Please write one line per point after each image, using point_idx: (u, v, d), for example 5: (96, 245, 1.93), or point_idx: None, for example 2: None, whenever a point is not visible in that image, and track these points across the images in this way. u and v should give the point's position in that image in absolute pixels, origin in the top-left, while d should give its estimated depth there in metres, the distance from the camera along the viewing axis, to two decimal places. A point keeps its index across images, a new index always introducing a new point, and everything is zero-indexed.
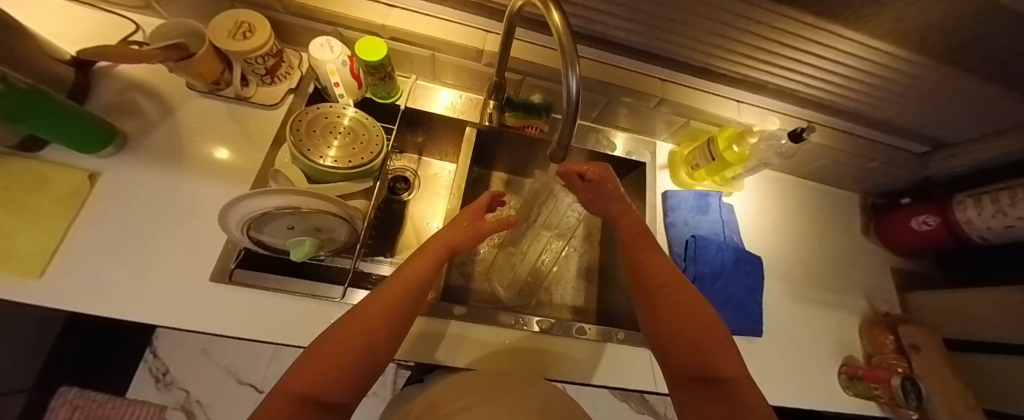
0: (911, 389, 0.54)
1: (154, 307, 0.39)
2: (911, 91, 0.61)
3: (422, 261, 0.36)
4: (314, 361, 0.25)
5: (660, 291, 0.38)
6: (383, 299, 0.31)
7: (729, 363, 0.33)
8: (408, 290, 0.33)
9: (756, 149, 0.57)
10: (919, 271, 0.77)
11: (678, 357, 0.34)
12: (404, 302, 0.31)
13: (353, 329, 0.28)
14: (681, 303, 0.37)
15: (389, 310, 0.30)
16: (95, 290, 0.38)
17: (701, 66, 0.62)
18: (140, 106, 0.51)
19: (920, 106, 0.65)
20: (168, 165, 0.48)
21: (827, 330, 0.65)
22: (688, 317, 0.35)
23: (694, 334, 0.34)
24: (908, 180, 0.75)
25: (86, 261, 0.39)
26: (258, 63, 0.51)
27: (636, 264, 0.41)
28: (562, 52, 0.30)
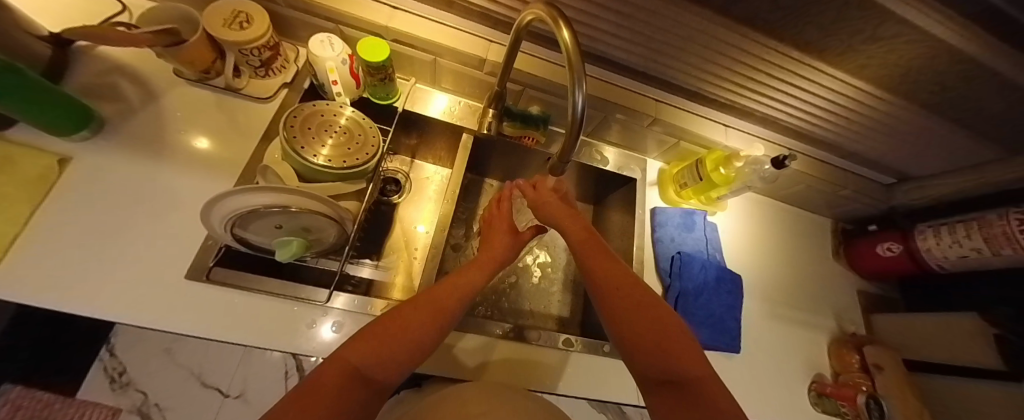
0: (875, 407, 0.57)
1: (118, 303, 0.36)
2: (878, 125, 0.66)
3: (453, 291, 0.39)
4: (367, 343, 0.30)
5: (615, 291, 0.39)
6: (431, 303, 0.36)
7: (687, 361, 0.33)
8: (451, 301, 0.37)
9: (742, 172, 0.60)
10: (883, 295, 0.82)
11: (643, 360, 0.35)
12: (447, 313, 0.36)
13: (401, 325, 0.32)
14: (636, 302, 0.38)
15: (434, 314, 0.35)
16: (54, 282, 0.35)
17: (693, 90, 0.65)
18: (122, 91, 0.49)
19: (887, 138, 0.70)
20: (147, 153, 0.46)
21: (799, 349, 0.68)
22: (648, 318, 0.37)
23: (655, 333, 0.35)
24: (876, 208, 0.81)
25: (44, 250, 0.36)
26: (254, 55, 0.50)
27: (591, 271, 0.42)
28: (572, 70, 0.32)
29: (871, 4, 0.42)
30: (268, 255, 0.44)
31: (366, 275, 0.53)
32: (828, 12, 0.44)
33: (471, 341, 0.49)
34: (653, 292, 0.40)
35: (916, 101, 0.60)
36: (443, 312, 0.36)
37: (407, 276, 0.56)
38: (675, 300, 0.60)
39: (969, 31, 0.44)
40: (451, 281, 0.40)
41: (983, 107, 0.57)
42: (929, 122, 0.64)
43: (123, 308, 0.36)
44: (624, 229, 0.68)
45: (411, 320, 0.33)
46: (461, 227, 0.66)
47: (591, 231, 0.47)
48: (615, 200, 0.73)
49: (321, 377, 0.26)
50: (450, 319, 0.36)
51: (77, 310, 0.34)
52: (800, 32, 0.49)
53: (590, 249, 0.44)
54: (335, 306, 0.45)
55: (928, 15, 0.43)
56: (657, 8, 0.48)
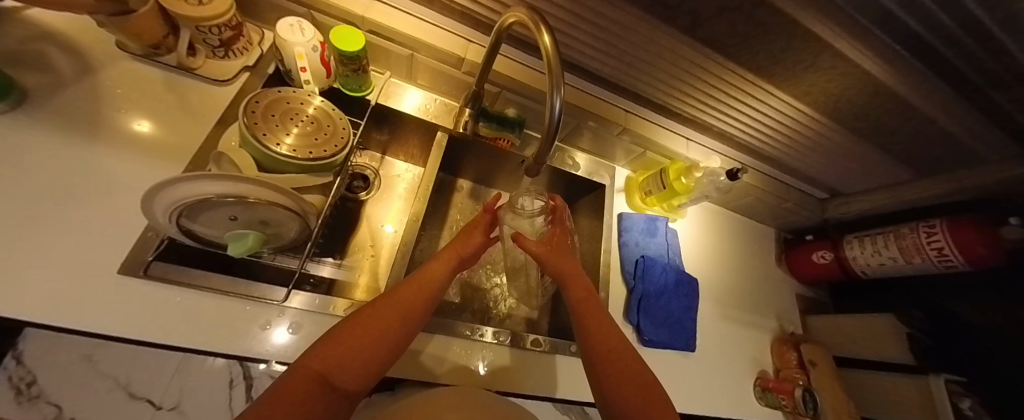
0: (809, 399, 0.64)
1: (29, 298, 0.31)
2: (815, 145, 0.74)
3: (422, 283, 0.39)
4: (331, 348, 0.29)
5: (603, 341, 0.42)
6: (398, 302, 0.36)
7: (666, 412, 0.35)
8: (416, 297, 0.37)
9: (700, 183, 0.64)
10: (817, 299, 0.90)
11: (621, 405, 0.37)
12: (414, 311, 0.36)
13: (366, 328, 0.32)
14: (622, 354, 0.41)
15: (398, 312, 0.35)
16: None
17: (659, 103, 0.68)
18: (52, 60, 0.43)
19: (822, 158, 0.78)
20: (79, 131, 0.41)
21: (747, 348, 0.73)
22: (630, 371, 0.39)
23: (634, 383, 0.37)
24: (812, 221, 0.90)
25: None
26: (212, 33, 0.46)
27: (583, 322, 0.44)
28: (551, 77, 0.33)
29: (810, 35, 0.48)
30: (217, 248, 0.41)
31: (326, 275, 0.51)
32: (776, 40, 0.50)
33: (440, 345, 0.48)
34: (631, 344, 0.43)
35: (847, 126, 0.68)
36: (409, 311, 0.35)
37: (372, 277, 0.54)
38: (639, 301, 0.63)
39: (887, 66, 0.52)
40: (418, 279, 0.39)
41: (897, 134, 0.67)
42: (855, 146, 0.73)
43: (35, 303, 0.31)
44: (593, 234, 0.69)
45: (381, 323, 0.33)
46: (431, 228, 0.65)
47: (591, 287, 0.48)
48: (585, 205, 0.75)
49: (288, 384, 0.25)
50: (417, 318, 0.36)
51: None
52: (754, 58, 0.54)
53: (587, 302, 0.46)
54: (296, 307, 0.43)
55: (856, 50, 0.49)
56: (632, 24, 0.51)
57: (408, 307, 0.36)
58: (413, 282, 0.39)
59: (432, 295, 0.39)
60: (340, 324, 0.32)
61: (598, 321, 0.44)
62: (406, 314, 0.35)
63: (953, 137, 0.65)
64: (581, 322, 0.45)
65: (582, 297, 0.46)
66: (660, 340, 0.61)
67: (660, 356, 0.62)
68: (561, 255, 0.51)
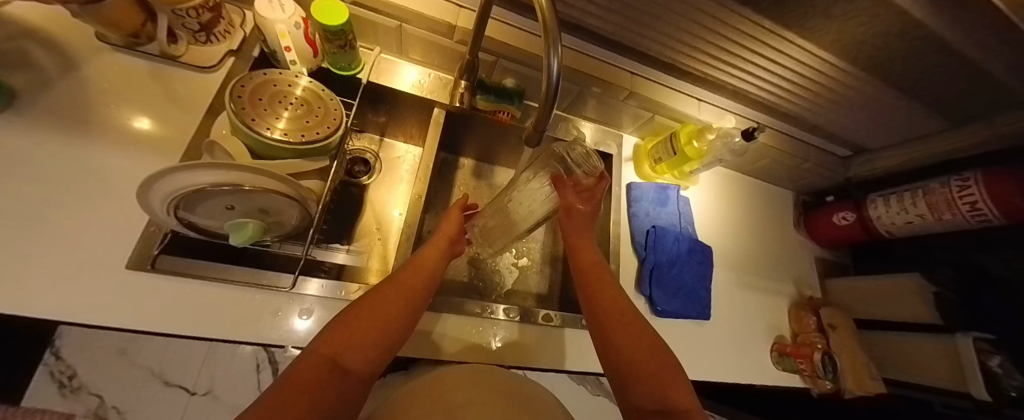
0: (829, 364, 0.64)
1: (40, 298, 0.31)
2: (838, 98, 0.69)
3: (422, 267, 0.39)
4: (339, 332, 0.28)
5: (609, 315, 0.41)
6: (399, 287, 0.35)
7: (680, 392, 0.33)
8: (417, 282, 0.37)
9: (713, 146, 0.61)
10: (836, 260, 0.87)
11: (633, 387, 0.35)
12: (417, 294, 0.36)
13: (372, 311, 0.31)
14: (627, 325, 0.39)
15: (402, 295, 0.34)
16: None
17: (668, 63, 0.64)
18: (32, 57, 0.42)
19: (846, 112, 0.73)
20: (69, 129, 0.40)
21: (763, 313, 0.72)
22: (643, 341, 0.38)
23: (651, 356, 0.36)
24: (832, 181, 0.85)
25: None
26: (190, 16, 0.44)
27: (591, 299, 0.43)
28: (546, 34, 0.30)
29: None
30: (220, 239, 0.41)
31: (339, 262, 0.52)
32: None
33: (450, 324, 0.48)
34: (645, 324, 0.40)
35: (875, 74, 0.62)
36: (412, 294, 0.35)
37: (381, 260, 0.54)
38: (650, 271, 0.61)
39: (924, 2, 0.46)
40: (415, 266, 0.39)
41: (931, 80, 0.61)
42: (882, 96, 0.67)
43: (49, 303, 0.31)
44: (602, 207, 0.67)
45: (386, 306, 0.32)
46: (435, 209, 0.64)
47: (599, 263, 0.47)
48: None
49: (298, 373, 0.24)
50: (419, 301, 0.36)
51: None
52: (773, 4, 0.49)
53: (595, 284, 0.44)
54: (310, 294, 0.43)
55: None
56: None
57: (410, 291, 0.35)
58: (413, 268, 0.38)
59: (433, 280, 0.39)
60: (346, 311, 0.31)
61: (607, 299, 0.42)
62: (408, 298, 0.34)
63: (997, 81, 0.59)
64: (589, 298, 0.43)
65: (592, 279, 0.45)
66: (673, 310, 0.60)
67: (673, 325, 0.61)
68: (572, 229, 0.50)
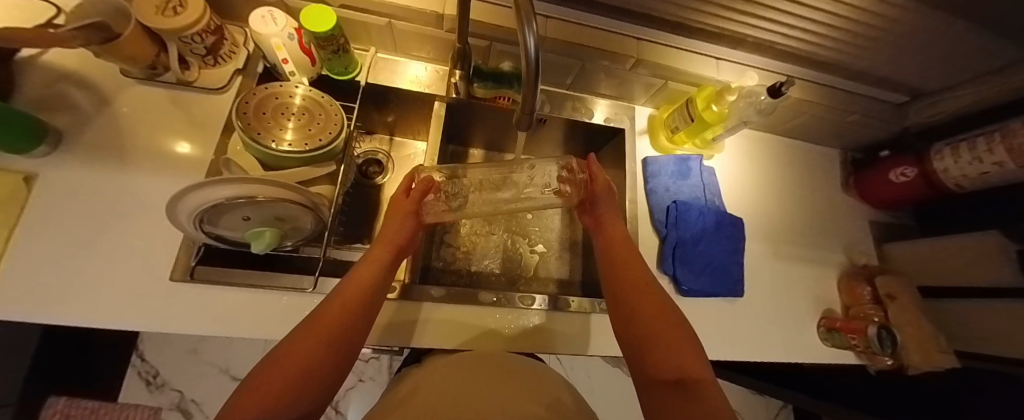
0: (887, 337, 0.55)
1: (116, 310, 0.38)
2: (904, 49, 0.55)
3: (352, 293, 0.34)
4: (236, 406, 0.24)
5: (630, 287, 0.40)
6: (324, 323, 0.30)
7: (696, 364, 0.31)
8: (345, 314, 0.32)
9: (735, 107, 0.55)
10: (896, 222, 0.77)
11: (656, 354, 0.33)
12: (343, 330, 0.31)
13: (281, 367, 0.26)
14: (647, 296, 0.38)
15: (323, 337, 0.30)
16: (53, 298, 0.37)
17: (676, 21, 0.56)
18: (73, 98, 0.47)
19: (917, 61, 0.58)
20: (111, 161, 0.45)
21: (807, 285, 0.66)
22: (661, 319, 0.35)
23: (664, 334, 0.34)
24: (886, 132, 0.72)
25: (39, 268, 0.38)
26: (196, 42, 0.46)
27: (614, 278, 0.42)
28: (518, 13, 0.27)
29: None
30: (247, 248, 0.44)
31: None
32: None
33: (470, 313, 0.49)
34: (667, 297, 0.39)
35: (958, 12, 0.47)
36: (337, 331, 0.31)
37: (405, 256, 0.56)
38: (673, 249, 0.58)
39: None
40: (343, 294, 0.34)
41: None
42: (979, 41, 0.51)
43: (121, 315, 0.38)
44: (617, 186, 0.64)
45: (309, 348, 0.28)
46: None
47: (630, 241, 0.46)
48: (607, 155, 0.70)
49: None
50: (347, 336, 0.31)
51: (81, 322, 0.37)
52: None
53: (620, 251, 0.44)
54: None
55: None
56: None
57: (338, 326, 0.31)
58: (337, 296, 0.33)
59: (365, 305, 0.34)
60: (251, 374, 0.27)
61: (628, 274, 0.41)
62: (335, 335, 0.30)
63: None
64: (614, 277, 0.42)
65: (618, 250, 0.44)
66: (701, 288, 0.57)
67: (701, 304, 0.58)
68: (608, 207, 0.49)
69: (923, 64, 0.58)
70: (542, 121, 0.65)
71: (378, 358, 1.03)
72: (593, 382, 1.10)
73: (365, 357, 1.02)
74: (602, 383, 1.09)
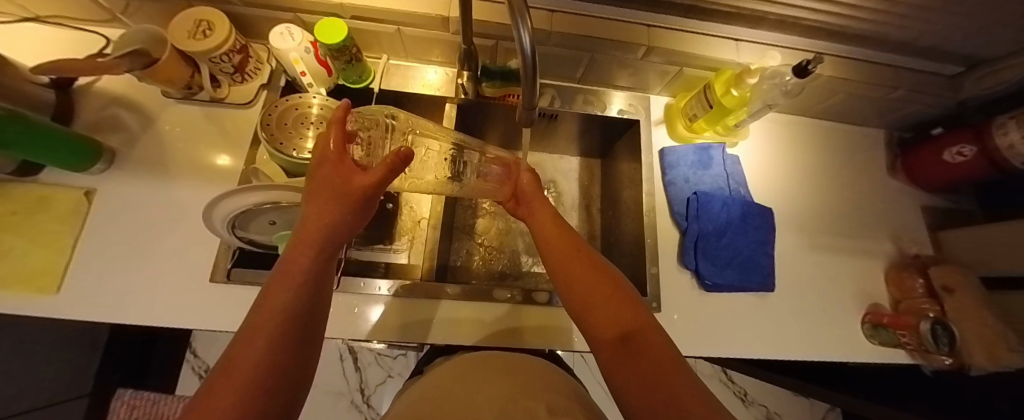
0: (942, 334, 0.50)
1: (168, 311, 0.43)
2: (949, 12, 0.49)
3: (269, 319, 0.22)
4: None
5: (566, 261, 0.34)
6: (240, 374, 0.19)
7: (633, 315, 0.28)
8: (279, 340, 0.21)
9: (758, 90, 0.51)
10: (953, 208, 0.70)
11: (593, 315, 0.29)
12: (280, 364, 0.21)
13: None
14: (585, 266, 0.33)
15: (245, 383, 0.19)
16: (119, 300, 0.43)
17: (689, 4, 0.53)
18: (122, 120, 0.53)
19: (961, 28, 0.52)
20: (156, 175, 0.50)
21: (848, 277, 0.61)
22: (607, 292, 0.30)
23: (601, 301, 0.30)
24: (938, 108, 0.65)
25: (104, 274, 0.44)
26: (224, 61, 0.50)
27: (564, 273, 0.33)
28: (511, 10, 0.26)
29: None
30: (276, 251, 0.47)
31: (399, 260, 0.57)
32: None
33: (484, 311, 0.49)
34: (600, 257, 0.34)
35: None
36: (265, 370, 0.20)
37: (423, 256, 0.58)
38: (694, 243, 0.55)
39: None
40: (251, 332, 0.21)
41: None
42: None
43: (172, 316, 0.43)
44: (633, 178, 0.63)
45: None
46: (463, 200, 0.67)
47: (559, 219, 0.40)
48: (622, 148, 0.68)
49: None
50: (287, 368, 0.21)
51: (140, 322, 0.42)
52: None
53: (545, 225, 0.39)
54: (377, 293, 0.48)
55: None
56: None
57: (259, 374, 0.19)
58: (252, 331, 0.21)
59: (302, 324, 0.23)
60: None
61: (573, 259, 0.34)
62: (254, 392, 0.19)
63: None
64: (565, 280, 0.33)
65: (544, 225, 0.39)
66: (726, 282, 0.54)
67: (727, 299, 0.55)
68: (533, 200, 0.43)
69: (976, 29, 0.52)
70: (553, 116, 0.64)
71: (405, 356, 1.08)
72: None
73: (393, 354, 1.07)
74: None
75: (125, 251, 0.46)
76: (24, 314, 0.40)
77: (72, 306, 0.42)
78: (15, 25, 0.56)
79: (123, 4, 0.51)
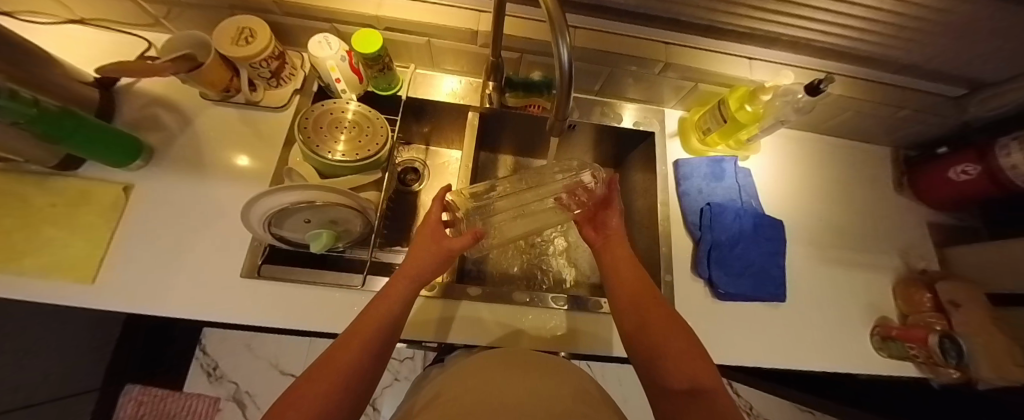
0: (950, 347, 0.51)
1: (197, 302, 0.44)
2: (954, 37, 0.51)
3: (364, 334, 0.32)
4: None
5: (645, 307, 0.38)
6: (334, 368, 0.29)
7: (706, 373, 0.32)
8: (358, 352, 0.30)
9: (771, 107, 0.54)
10: (960, 225, 0.71)
11: (665, 365, 0.33)
12: (360, 367, 0.30)
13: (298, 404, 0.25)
14: (662, 318, 0.37)
15: (332, 377, 0.28)
16: (149, 291, 0.44)
17: (707, 24, 0.56)
18: (160, 119, 0.55)
19: (965, 51, 0.55)
20: (192, 173, 0.52)
21: (857, 290, 0.62)
22: (675, 342, 0.34)
23: (678, 351, 0.33)
24: (944, 127, 0.67)
25: (136, 265, 0.45)
26: (263, 67, 0.52)
27: (631, 308, 0.39)
28: (552, 27, 0.28)
29: None
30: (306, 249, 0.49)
31: None
32: None
33: (503, 313, 0.50)
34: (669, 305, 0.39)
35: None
36: (348, 373, 0.29)
37: None
38: (708, 252, 0.57)
39: None
40: (352, 337, 0.32)
41: None
42: None
43: (200, 306, 0.44)
44: (647, 188, 0.65)
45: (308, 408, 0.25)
46: None
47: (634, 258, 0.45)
48: (637, 158, 0.70)
49: None
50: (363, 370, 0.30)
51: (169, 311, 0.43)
52: None
53: (619, 262, 0.44)
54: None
55: None
56: None
57: (343, 375, 0.28)
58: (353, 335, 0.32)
59: (381, 341, 0.32)
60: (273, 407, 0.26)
61: (645, 302, 0.39)
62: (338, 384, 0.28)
63: None
64: (635, 314, 0.39)
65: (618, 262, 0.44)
66: (739, 292, 0.56)
67: (740, 308, 0.56)
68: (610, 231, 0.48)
69: (979, 53, 0.54)
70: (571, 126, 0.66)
71: (413, 359, 1.08)
72: (624, 392, 1.08)
73: (400, 356, 1.06)
74: (635, 394, 1.07)
75: (158, 245, 0.47)
76: (62, 302, 0.41)
77: (106, 295, 0.43)
78: (62, 26, 0.59)
79: (168, 10, 0.54)
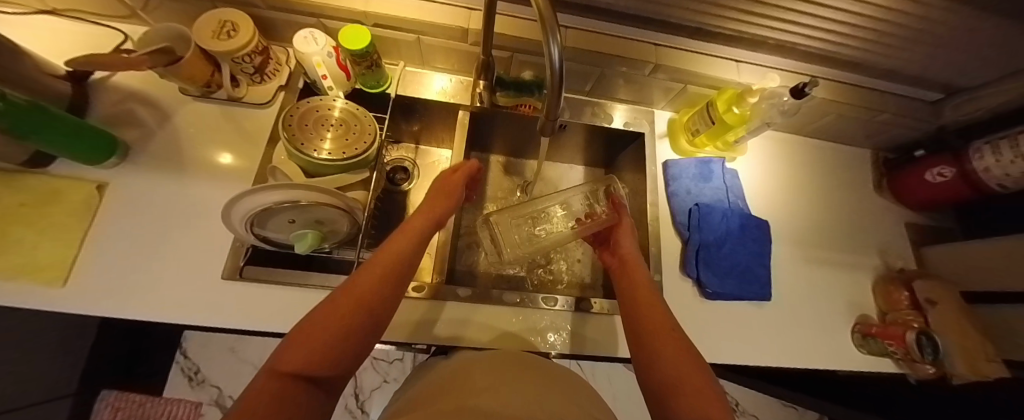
0: (927, 344, 0.52)
1: (175, 305, 0.42)
2: (931, 43, 0.53)
3: (390, 256, 0.32)
4: (298, 343, 0.22)
5: (652, 331, 0.34)
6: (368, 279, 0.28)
7: (717, 407, 0.25)
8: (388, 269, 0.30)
9: (758, 109, 0.55)
10: (936, 225, 0.74)
11: (676, 399, 0.26)
12: (391, 287, 0.29)
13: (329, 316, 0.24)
14: (674, 347, 0.31)
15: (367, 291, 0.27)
16: (124, 294, 0.42)
17: (696, 26, 0.56)
18: (138, 115, 0.53)
19: (941, 57, 0.56)
20: (171, 171, 0.50)
21: (839, 288, 0.64)
22: (683, 366, 0.29)
23: (687, 377, 0.28)
24: (921, 131, 0.69)
25: (110, 267, 0.43)
26: (246, 61, 0.51)
27: (637, 316, 0.36)
28: (544, 26, 0.28)
29: None
30: (291, 250, 0.47)
31: None
32: None
33: (493, 315, 0.50)
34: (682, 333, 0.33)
35: (989, 7, 0.44)
36: (382, 291, 0.28)
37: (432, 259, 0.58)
38: (696, 252, 0.58)
39: None
40: (379, 258, 0.31)
41: None
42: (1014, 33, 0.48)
43: (179, 310, 0.42)
44: (637, 189, 0.65)
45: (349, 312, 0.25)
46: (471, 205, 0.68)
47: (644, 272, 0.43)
48: (627, 159, 0.70)
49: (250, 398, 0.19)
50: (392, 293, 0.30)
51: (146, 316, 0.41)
52: None
53: (631, 265, 0.44)
54: None
55: None
56: None
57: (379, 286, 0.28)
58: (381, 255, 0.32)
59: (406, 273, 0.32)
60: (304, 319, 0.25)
61: (654, 317, 0.35)
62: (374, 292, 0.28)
63: None
64: (642, 328, 0.35)
65: (630, 272, 0.43)
66: (726, 292, 0.56)
67: (727, 307, 0.57)
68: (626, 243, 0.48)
69: (954, 59, 0.56)
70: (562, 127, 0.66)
71: (402, 360, 1.06)
72: (614, 391, 1.08)
73: (389, 358, 1.05)
74: (625, 393, 1.07)
75: (135, 245, 0.45)
76: (27, 306, 0.39)
77: (76, 298, 0.41)
78: (33, 17, 0.57)
79: (145, 2, 0.52)
